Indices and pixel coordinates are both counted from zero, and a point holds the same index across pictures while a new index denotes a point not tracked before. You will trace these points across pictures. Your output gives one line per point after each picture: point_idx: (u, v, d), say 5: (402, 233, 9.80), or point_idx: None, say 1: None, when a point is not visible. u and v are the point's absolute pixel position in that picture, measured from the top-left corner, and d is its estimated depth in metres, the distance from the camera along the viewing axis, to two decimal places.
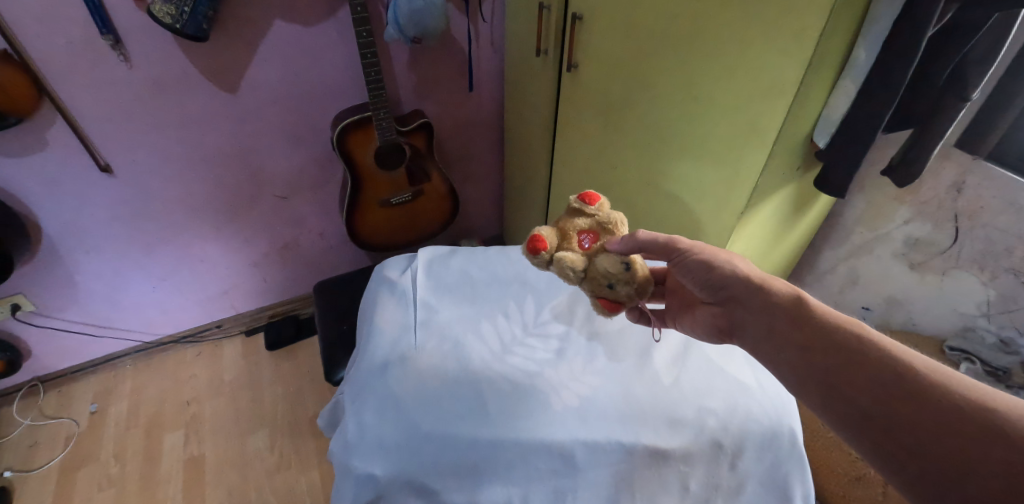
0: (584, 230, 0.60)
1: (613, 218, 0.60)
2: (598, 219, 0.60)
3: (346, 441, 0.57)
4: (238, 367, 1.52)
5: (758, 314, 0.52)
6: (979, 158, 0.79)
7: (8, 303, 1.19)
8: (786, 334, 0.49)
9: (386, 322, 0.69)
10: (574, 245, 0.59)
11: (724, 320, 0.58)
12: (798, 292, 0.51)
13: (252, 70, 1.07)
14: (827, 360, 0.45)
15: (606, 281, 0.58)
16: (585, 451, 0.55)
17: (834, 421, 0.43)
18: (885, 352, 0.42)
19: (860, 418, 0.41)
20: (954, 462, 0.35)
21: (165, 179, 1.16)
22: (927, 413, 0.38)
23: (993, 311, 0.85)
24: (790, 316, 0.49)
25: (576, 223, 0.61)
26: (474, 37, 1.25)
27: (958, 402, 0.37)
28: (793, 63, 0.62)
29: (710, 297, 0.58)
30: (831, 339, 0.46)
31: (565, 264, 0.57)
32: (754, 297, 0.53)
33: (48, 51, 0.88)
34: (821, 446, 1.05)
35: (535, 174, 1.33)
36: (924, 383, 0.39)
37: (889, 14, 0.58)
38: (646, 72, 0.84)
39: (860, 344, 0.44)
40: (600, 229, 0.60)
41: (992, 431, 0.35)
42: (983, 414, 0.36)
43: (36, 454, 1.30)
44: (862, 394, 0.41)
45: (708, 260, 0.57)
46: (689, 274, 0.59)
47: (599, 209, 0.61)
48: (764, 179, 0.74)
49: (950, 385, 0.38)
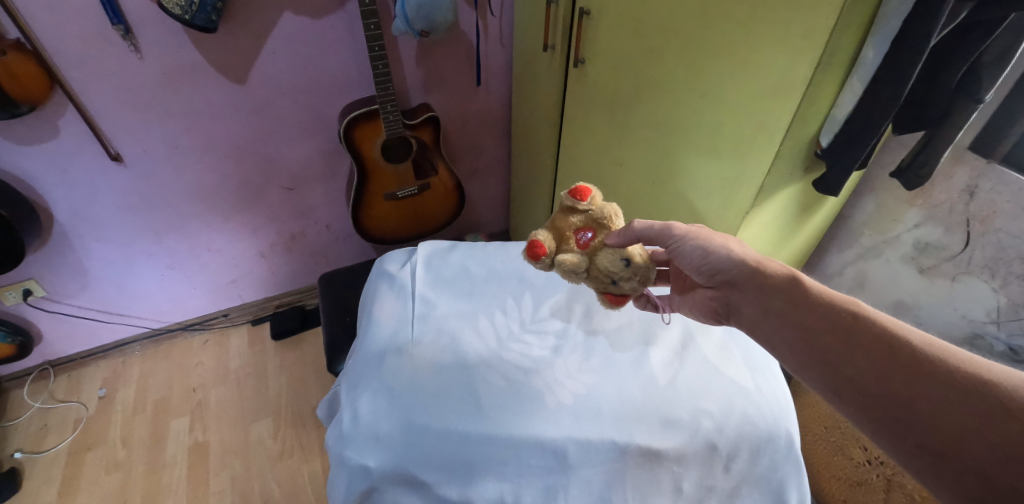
0: (580, 228, 0.59)
1: (608, 212, 0.59)
2: (593, 214, 0.59)
3: (341, 431, 0.57)
4: (243, 356, 1.53)
5: (754, 297, 0.51)
6: (994, 162, 0.77)
7: (20, 288, 1.21)
8: (783, 317, 0.47)
9: (384, 314, 0.70)
10: (573, 245, 0.58)
11: (720, 303, 0.57)
12: (794, 272, 0.50)
13: (261, 62, 1.08)
14: (825, 339, 0.43)
15: (609, 278, 0.58)
16: (577, 448, 0.55)
17: (832, 399, 0.42)
18: (882, 328, 0.41)
19: (858, 395, 0.39)
20: (953, 436, 0.34)
21: (173, 168, 1.17)
22: (924, 385, 0.36)
23: (1003, 318, 0.82)
24: (786, 298, 0.48)
25: (570, 222, 0.59)
26: (482, 31, 1.25)
27: (956, 375, 0.36)
28: (803, 62, 0.61)
29: (707, 281, 0.58)
30: (827, 318, 0.44)
31: (566, 266, 0.56)
32: (749, 281, 0.52)
33: (60, 40, 0.89)
34: (825, 449, 1.04)
35: (542, 170, 1.33)
36: (923, 357, 0.38)
37: (900, 12, 0.57)
38: (653, 68, 0.83)
39: (856, 322, 0.43)
40: (597, 224, 0.59)
41: (991, 403, 0.34)
42: (981, 387, 0.35)
43: (46, 436, 1.33)
44: (861, 372, 0.40)
45: (703, 246, 0.56)
46: (686, 261, 0.58)
47: (591, 204, 0.59)
48: (770, 177, 0.73)
49: (947, 359, 0.37)
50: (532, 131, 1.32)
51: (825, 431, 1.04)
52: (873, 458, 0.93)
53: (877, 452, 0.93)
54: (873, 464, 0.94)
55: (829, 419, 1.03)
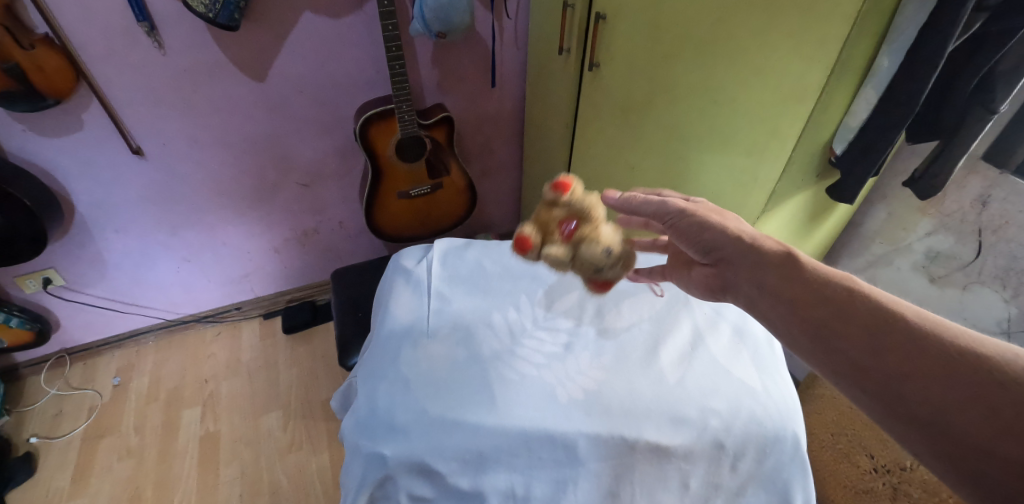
0: (564, 220, 0.58)
1: (590, 203, 0.58)
2: (575, 207, 0.58)
3: (358, 420, 0.59)
4: (255, 348, 1.56)
5: (749, 273, 0.50)
6: (1006, 172, 0.77)
7: (41, 276, 1.24)
8: (778, 291, 0.47)
9: (401, 308, 0.71)
10: (557, 238, 0.57)
11: (717, 281, 0.55)
12: (790, 249, 0.49)
13: (280, 60, 1.10)
14: (819, 314, 0.43)
15: (596, 268, 0.57)
16: (588, 443, 0.56)
17: (828, 373, 0.42)
18: (877, 302, 0.41)
19: (852, 370, 0.40)
20: (944, 408, 0.35)
21: (191, 162, 1.19)
22: (917, 361, 0.37)
23: (1014, 329, 0.82)
24: (782, 274, 0.47)
25: (554, 215, 0.58)
26: (498, 33, 1.26)
27: (948, 349, 0.36)
28: (818, 67, 0.67)
29: (702, 258, 0.55)
30: (821, 294, 0.44)
31: (555, 260, 0.55)
32: (745, 258, 0.51)
33: (86, 36, 0.92)
34: (833, 456, 1.05)
35: (553, 172, 1.33)
36: (917, 331, 0.38)
37: (915, 22, 0.60)
38: (663, 69, 0.79)
39: (851, 297, 0.43)
40: (580, 215, 0.58)
41: (982, 377, 0.34)
42: (974, 360, 0.35)
43: (61, 422, 1.36)
44: (855, 347, 0.40)
45: (701, 222, 0.55)
46: (683, 236, 0.56)
47: (573, 196, 0.58)
48: (783, 181, 0.81)
49: (942, 333, 0.38)
50: (545, 132, 1.33)
51: (833, 438, 1.05)
52: (879, 466, 0.94)
53: (884, 460, 0.93)
54: (879, 472, 0.94)
55: (837, 426, 1.04)
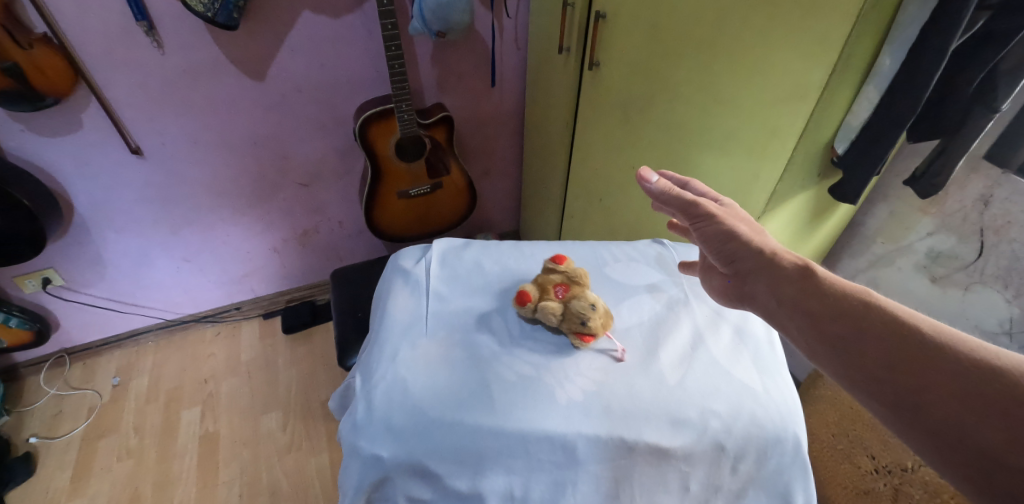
0: (558, 284, 0.69)
1: (581, 274, 0.70)
2: (569, 275, 0.70)
3: (354, 421, 0.58)
4: (255, 348, 1.56)
5: (767, 286, 0.50)
6: (1008, 172, 0.76)
7: (40, 276, 1.24)
8: (796, 304, 0.47)
9: (398, 308, 0.71)
10: (551, 296, 0.68)
11: (735, 290, 0.56)
12: (806, 262, 0.49)
13: (279, 60, 1.10)
14: (836, 326, 0.43)
15: (581, 318, 0.63)
16: (587, 445, 0.56)
17: (845, 384, 0.42)
18: (892, 316, 0.41)
19: (868, 382, 0.40)
20: (959, 420, 0.34)
21: (190, 162, 1.19)
22: (931, 374, 0.36)
23: (1016, 329, 0.82)
24: (800, 288, 0.47)
25: (552, 279, 0.70)
26: (498, 33, 1.26)
27: (962, 361, 0.36)
28: (819, 63, 0.62)
29: (723, 267, 0.56)
30: (837, 306, 0.44)
31: (546, 310, 0.64)
32: (762, 272, 0.51)
33: (85, 35, 0.92)
34: (834, 456, 1.05)
35: (553, 172, 1.33)
36: (933, 345, 0.38)
37: (918, 20, 0.58)
38: (668, 72, 0.83)
39: (867, 310, 0.42)
40: (571, 282, 0.70)
41: (998, 390, 0.34)
42: (989, 374, 0.34)
43: (60, 422, 1.36)
44: (870, 359, 0.40)
45: (727, 231, 0.55)
46: (708, 242, 0.56)
47: (567, 267, 0.71)
48: (783, 184, 0.76)
49: (958, 347, 0.37)
50: (545, 131, 1.33)
51: (833, 438, 1.04)
52: (879, 467, 0.93)
53: (885, 460, 0.92)
54: (880, 473, 0.93)
55: (837, 426, 1.04)
